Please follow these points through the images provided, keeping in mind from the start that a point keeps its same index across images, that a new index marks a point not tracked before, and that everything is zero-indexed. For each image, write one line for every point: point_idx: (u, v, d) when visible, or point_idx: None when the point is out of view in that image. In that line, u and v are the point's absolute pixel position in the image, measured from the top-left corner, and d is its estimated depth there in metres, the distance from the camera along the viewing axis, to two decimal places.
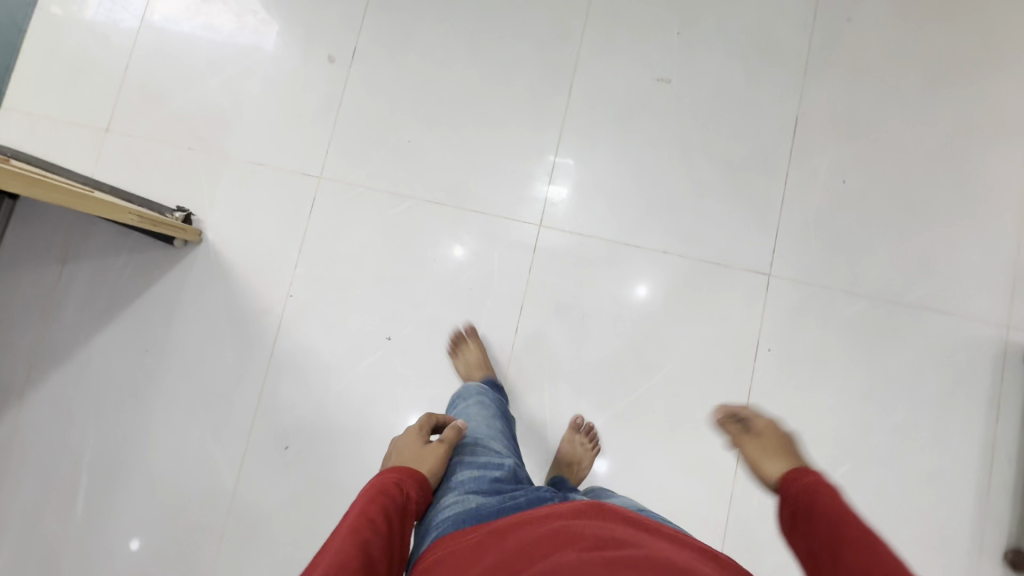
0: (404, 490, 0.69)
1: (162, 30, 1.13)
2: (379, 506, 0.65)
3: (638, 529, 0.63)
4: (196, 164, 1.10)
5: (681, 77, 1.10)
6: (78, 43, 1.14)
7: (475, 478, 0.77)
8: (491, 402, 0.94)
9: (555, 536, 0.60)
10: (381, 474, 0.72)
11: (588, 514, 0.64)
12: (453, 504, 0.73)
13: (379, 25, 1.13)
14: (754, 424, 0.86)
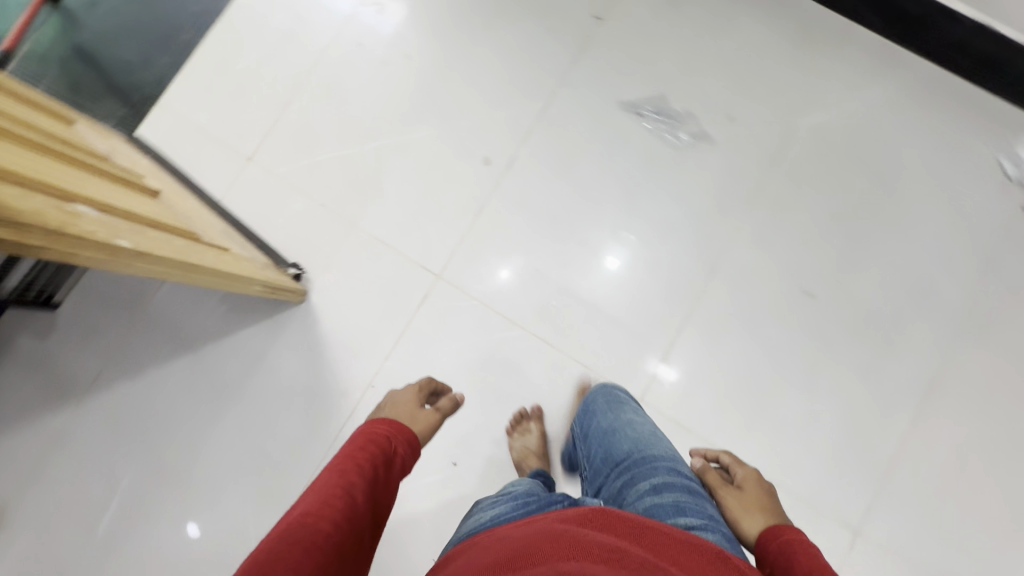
0: (388, 443, 0.67)
1: (334, 76, 1.12)
2: (366, 455, 0.63)
3: (654, 545, 0.46)
4: (324, 222, 1.08)
5: (828, 296, 1.05)
6: (249, 62, 1.13)
7: (494, 499, 0.67)
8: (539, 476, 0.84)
9: (548, 537, 0.46)
10: (374, 423, 0.71)
11: (591, 518, 0.50)
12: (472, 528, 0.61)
13: (543, 145, 1.10)
14: (740, 479, 0.72)
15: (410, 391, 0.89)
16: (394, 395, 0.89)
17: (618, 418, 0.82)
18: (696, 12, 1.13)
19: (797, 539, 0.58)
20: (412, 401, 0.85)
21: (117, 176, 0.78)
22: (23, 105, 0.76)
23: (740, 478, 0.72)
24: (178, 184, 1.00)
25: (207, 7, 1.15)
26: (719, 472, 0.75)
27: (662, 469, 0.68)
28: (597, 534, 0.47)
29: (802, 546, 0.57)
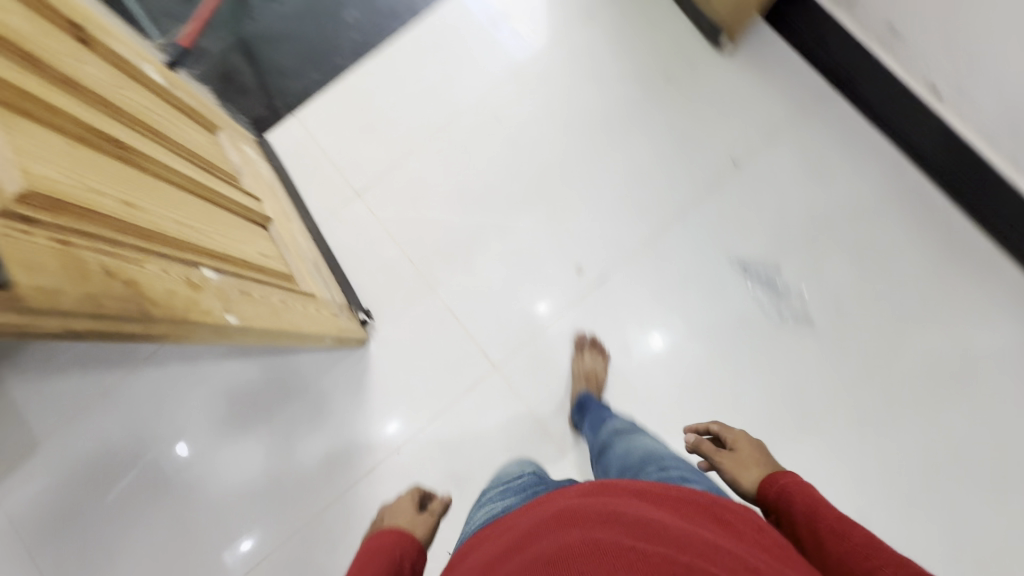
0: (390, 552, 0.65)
1: (460, 141, 1.14)
2: (378, 568, 0.62)
3: (655, 500, 0.48)
4: (405, 277, 1.09)
5: (891, 535, 0.94)
6: (386, 103, 1.16)
7: (504, 490, 0.67)
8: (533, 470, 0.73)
9: (547, 520, 0.46)
10: (375, 536, 0.70)
11: (588, 492, 0.51)
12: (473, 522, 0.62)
13: (638, 271, 1.08)
14: (733, 440, 0.77)
15: (406, 501, 0.89)
16: (394, 505, 0.89)
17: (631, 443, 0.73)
18: (835, 188, 1.08)
19: (789, 486, 0.61)
20: (406, 509, 0.86)
21: (239, 207, 0.81)
22: (179, 122, 0.79)
23: (732, 441, 0.77)
24: (286, 207, 1.05)
25: (365, 40, 1.19)
26: (712, 442, 0.79)
27: (672, 457, 0.66)
28: (597, 501, 0.48)
29: (798, 490, 0.59)
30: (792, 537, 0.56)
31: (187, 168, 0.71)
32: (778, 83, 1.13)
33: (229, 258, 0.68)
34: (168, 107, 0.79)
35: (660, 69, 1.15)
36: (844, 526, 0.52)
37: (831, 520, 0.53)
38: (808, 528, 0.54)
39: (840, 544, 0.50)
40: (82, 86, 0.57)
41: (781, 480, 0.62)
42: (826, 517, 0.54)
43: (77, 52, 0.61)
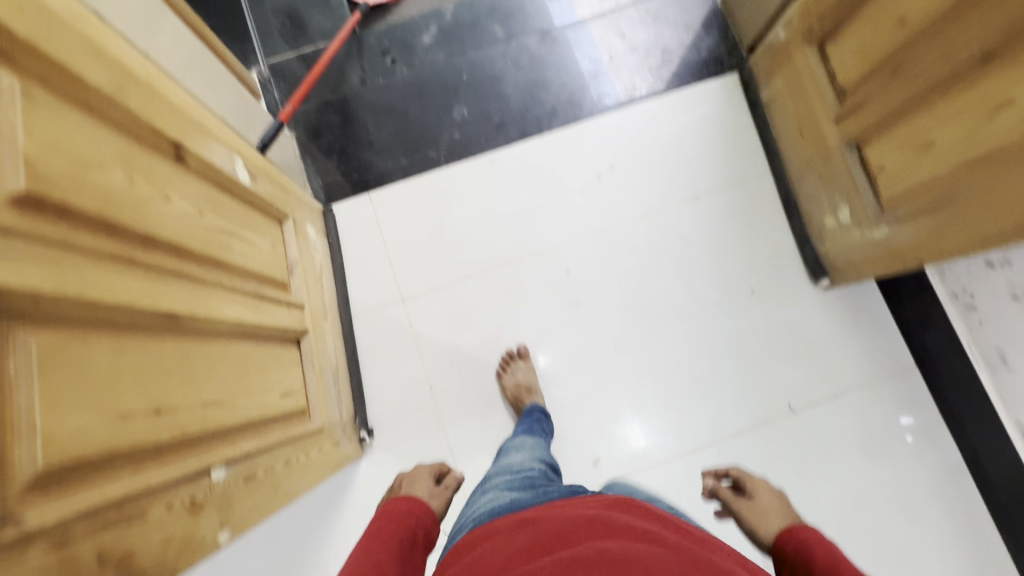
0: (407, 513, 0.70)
1: (522, 281, 1.08)
2: (390, 531, 0.66)
3: (666, 524, 0.58)
4: (420, 405, 1.03)
5: None
6: (463, 215, 1.10)
7: (507, 484, 0.73)
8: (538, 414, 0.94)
9: (581, 525, 0.55)
10: (391, 504, 0.72)
11: (616, 505, 0.61)
12: (489, 488, 0.74)
13: (656, 488, 1.00)
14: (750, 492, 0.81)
15: (424, 478, 0.84)
16: (410, 476, 0.85)
17: None
18: (887, 477, 0.99)
19: (809, 537, 0.66)
20: (427, 483, 0.83)
21: (280, 330, 0.75)
22: (250, 229, 0.74)
23: (751, 489, 0.82)
24: (329, 300, 0.99)
25: (464, 142, 1.13)
26: (729, 489, 0.84)
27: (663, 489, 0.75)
28: (631, 519, 0.57)
29: (815, 543, 0.65)
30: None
31: (239, 304, 0.65)
32: (867, 339, 1.05)
33: (246, 425, 0.61)
34: (244, 209, 0.74)
35: (749, 281, 1.08)
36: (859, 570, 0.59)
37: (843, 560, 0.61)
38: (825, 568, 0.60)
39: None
40: (156, 239, 0.52)
41: (801, 533, 0.68)
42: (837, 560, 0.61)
43: (166, 182, 0.56)
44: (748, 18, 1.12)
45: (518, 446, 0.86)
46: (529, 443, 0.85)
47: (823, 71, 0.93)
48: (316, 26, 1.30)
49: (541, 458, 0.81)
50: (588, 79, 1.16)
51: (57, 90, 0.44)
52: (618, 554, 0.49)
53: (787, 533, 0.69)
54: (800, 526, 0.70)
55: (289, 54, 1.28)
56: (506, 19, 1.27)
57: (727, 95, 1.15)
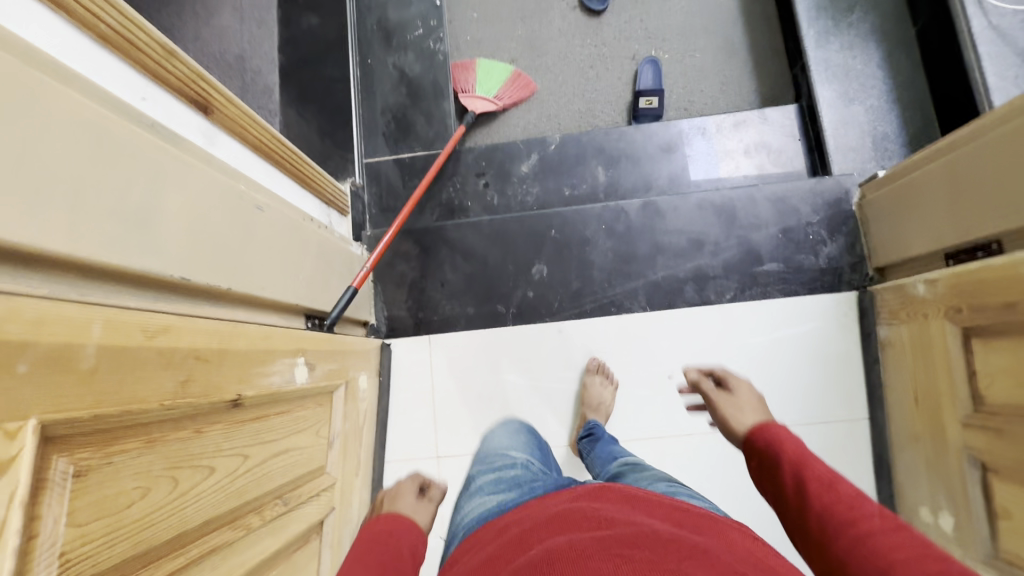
0: (403, 536, 0.80)
1: (561, 471, 1.01)
2: (369, 548, 0.75)
3: (638, 505, 0.61)
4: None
5: None
6: (518, 382, 1.05)
7: (493, 482, 0.83)
8: (524, 433, 1.00)
9: (546, 522, 0.60)
10: (382, 524, 0.83)
11: (589, 497, 0.65)
12: (477, 491, 0.84)
13: None
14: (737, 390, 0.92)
15: (409, 486, 0.95)
16: (392, 494, 0.94)
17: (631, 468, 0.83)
18: None
19: (775, 433, 0.76)
20: (408, 492, 0.93)
21: (302, 536, 0.73)
22: (294, 431, 0.72)
23: (732, 385, 0.94)
24: (364, 452, 0.98)
25: (536, 303, 1.08)
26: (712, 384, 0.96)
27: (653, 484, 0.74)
28: (591, 509, 0.60)
29: (786, 442, 0.74)
30: (780, 478, 0.70)
31: (268, 537, 0.63)
32: None
33: None
34: (295, 409, 0.72)
35: None
36: (830, 478, 0.65)
37: (818, 475, 0.66)
38: (795, 493, 0.66)
39: (828, 490, 0.63)
40: (188, 535, 0.50)
41: (771, 429, 0.78)
42: (815, 473, 0.66)
43: (213, 450, 0.55)
44: (884, 240, 0.99)
45: (501, 443, 0.97)
46: (501, 439, 0.98)
47: (963, 360, 0.79)
48: (419, 132, 1.27)
49: (521, 444, 0.95)
50: (684, 262, 1.07)
51: (113, 441, 0.42)
52: (563, 544, 0.52)
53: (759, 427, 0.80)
54: (772, 424, 0.80)
55: (386, 157, 1.26)
56: (611, 164, 1.21)
57: (839, 317, 1.02)
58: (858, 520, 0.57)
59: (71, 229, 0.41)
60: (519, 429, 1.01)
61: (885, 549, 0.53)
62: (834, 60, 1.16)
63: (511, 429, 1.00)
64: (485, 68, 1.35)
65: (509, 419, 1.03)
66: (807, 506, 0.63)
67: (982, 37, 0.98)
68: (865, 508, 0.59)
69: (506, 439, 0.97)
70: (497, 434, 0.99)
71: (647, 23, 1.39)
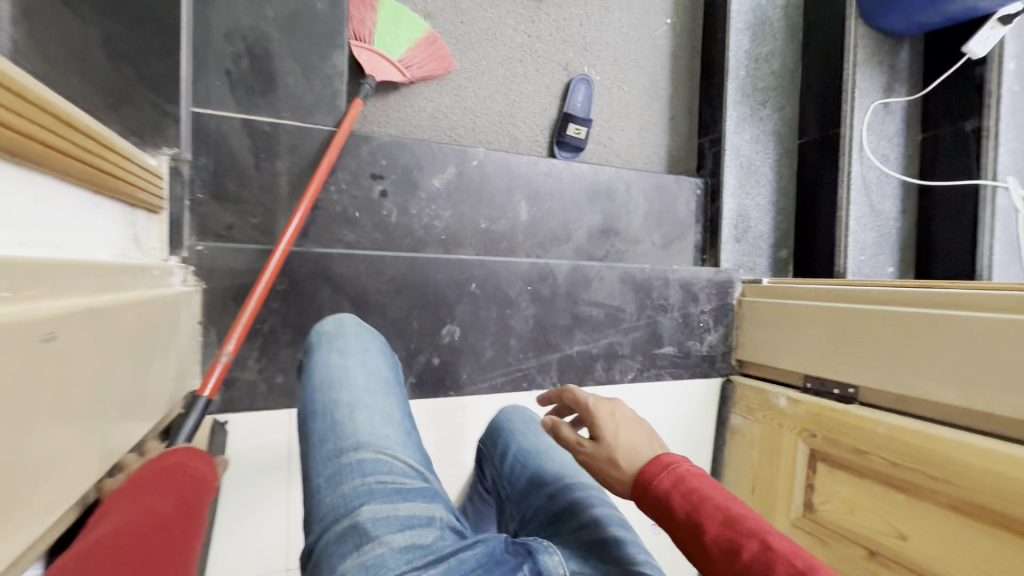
0: (195, 470, 0.49)
1: None
2: (156, 486, 0.43)
3: None
4: None
5: None
6: None
7: (397, 553, 0.50)
8: (384, 369, 0.71)
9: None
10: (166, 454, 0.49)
11: None
12: (372, 554, 0.49)
13: None
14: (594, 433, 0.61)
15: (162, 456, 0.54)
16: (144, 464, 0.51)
17: (541, 441, 0.78)
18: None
19: (660, 479, 0.55)
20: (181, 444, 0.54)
21: None
22: None
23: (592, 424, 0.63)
24: None
25: (441, 373, 0.88)
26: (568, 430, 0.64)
27: (588, 495, 0.68)
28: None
29: (672, 479, 0.55)
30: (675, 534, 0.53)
31: None
32: None
33: None
34: None
35: None
36: (735, 520, 0.51)
37: (715, 537, 0.50)
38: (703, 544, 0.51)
39: (723, 549, 0.50)
40: None
41: (660, 479, 0.55)
42: (708, 515, 0.52)
43: None
44: (754, 341, 1.11)
45: (367, 413, 0.62)
46: (364, 384, 0.66)
47: (804, 472, 0.95)
48: (290, 88, 0.85)
49: (399, 427, 0.64)
50: (598, 338, 1.01)
51: None
52: None
53: (635, 472, 0.58)
54: (648, 463, 0.57)
55: (232, 114, 0.81)
56: (536, 201, 1.04)
57: (705, 402, 1.12)
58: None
59: None
60: (386, 376, 0.70)
61: None
62: (743, 151, 1.22)
63: (374, 379, 0.68)
64: (389, 11, 0.96)
65: (362, 328, 0.75)
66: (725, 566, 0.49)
67: (855, 180, 1.15)
68: (763, 554, 0.48)
69: (375, 411, 0.63)
70: (352, 372, 0.67)
71: (586, 30, 1.21)
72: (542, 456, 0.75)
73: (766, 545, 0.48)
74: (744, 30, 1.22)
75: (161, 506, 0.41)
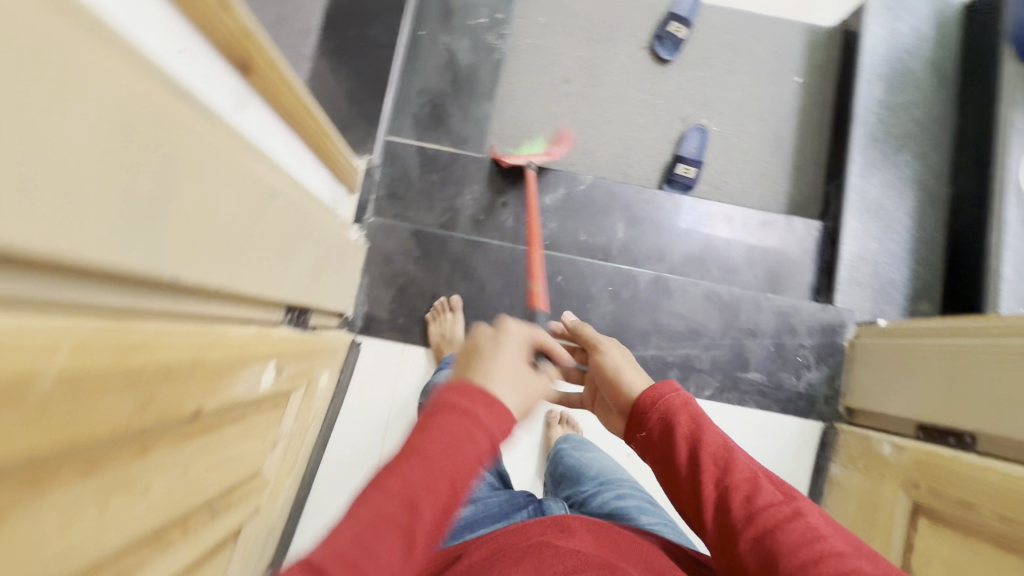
0: (467, 428, 0.47)
1: None
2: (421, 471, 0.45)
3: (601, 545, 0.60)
4: None
5: None
6: None
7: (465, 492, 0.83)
8: None
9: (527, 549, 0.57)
10: (453, 395, 0.49)
11: (557, 526, 0.62)
12: None
13: None
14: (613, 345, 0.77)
15: (517, 335, 0.60)
16: (484, 345, 0.58)
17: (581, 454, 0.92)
18: None
19: (664, 396, 0.66)
20: (507, 350, 0.57)
21: (222, 541, 0.69)
22: (242, 438, 0.66)
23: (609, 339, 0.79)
24: (307, 448, 0.93)
25: None
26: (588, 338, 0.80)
27: (621, 490, 0.82)
28: (568, 537, 0.60)
29: (680, 405, 0.65)
30: (672, 448, 0.62)
31: (186, 552, 0.59)
32: None
33: None
34: (250, 415, 0.66)
35: None
36: (727, 446, 0.61)
37: (712, 452, 0.60)
38: (703, 459, 0.60)
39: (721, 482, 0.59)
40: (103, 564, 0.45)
41: (666, 396, 0.65)
42: (710, 439, 0.61)
43: (152, 471, 0.48)
44: (863, 385, 1.02)
45: None
46: None
47: (904, 529, 0.82)
48: (453, 127, 1.21)
49: None
50: (675, 347, 1.07)
51: (54, 474, 0.36)
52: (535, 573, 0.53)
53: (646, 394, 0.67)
54: (659, 388, 0.67)
55: (412, 142, 1.18)
56: (634, 223, 1.18)
57: (800, 442, 1.04)
58: (756, 504, 0.56)
59: (53, 233, 0.33)
60: None
61: (795, 536, 0.52)
62: (870, 195, 1.18)
63: None
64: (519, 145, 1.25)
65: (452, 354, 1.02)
66: (720, 482, 0.59)
67: (1012, 226, 1.01)
68: (753, 486, 0.57)
69: None
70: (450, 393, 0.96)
71: (706, 89, 1.36)
72: (592, 462, 0.89)
73: (755, 478, 0.58)
74: (877, 80, 1.22)
75: (372, 535, 0.41)
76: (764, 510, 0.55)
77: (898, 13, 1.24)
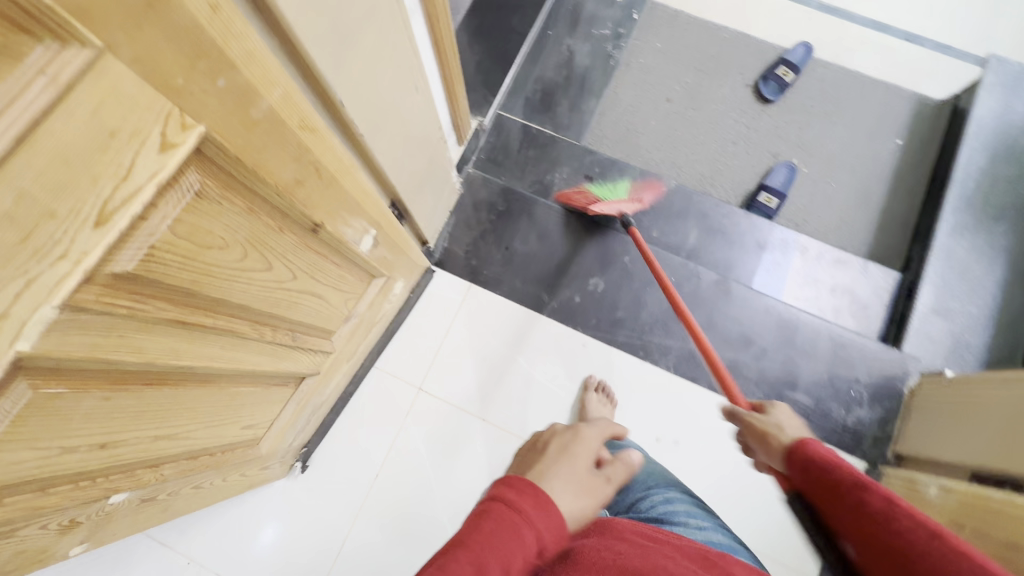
0: (517, 521, 0.43)
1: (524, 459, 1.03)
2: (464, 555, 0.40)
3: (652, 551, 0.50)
4: (360, 480, 1.03)
5: None
6: (523, 363, 1.09)
7: None
8: None
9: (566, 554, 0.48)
10: (498, 489, 0.46)
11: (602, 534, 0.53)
12: None
13: None
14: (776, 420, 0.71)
15: (588, 442, 0.60)
16: (561, 443, 0.59)
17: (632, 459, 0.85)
18: None
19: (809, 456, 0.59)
20: (577, 455, 0.57)
21: (288, 374, 0.78)
22: (332, 285, 0.76)
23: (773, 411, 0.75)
24: (366, 346, 1.03)
25: (578, 310, 1.11)
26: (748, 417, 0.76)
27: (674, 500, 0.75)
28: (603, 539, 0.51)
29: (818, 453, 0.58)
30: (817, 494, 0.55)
31: (267, 355, 0.69)
32: None
33: (183, 453, 0.64)
34: (345, 268, 0.77)
35: None
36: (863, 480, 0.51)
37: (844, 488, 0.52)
38: (842, 500, 0.52)
39: (854, 515, 0.50)
40: (224, 304, 0.55)
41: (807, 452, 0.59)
42: (841, 475, 0.53)
43: (279, 253, 0.59)
44: (917, 432, 0.98)
45: None
46: None
47: None
48: (558, 116, 1.33)
49: None
50: (724, 350, 1.09)
51: (232, 189, 0.47)
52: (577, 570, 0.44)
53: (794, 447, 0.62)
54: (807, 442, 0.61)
55: (519, 119, 1.31)
56: (708, 233, 1.23)
57: None
58: (894, 530, 0.46)
59: (302, 7, 0.45)
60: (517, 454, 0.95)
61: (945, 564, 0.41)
62: (958, 256, 1.16)
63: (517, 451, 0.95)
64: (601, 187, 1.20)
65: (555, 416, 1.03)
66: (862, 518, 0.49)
67: None
68: (888, 515, 0.47)
69: None
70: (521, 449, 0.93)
71: (802, 133, 1.41)
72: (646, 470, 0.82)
73: (888, 501, 0.47)
74: (982, 150, 1.23)
75: None
76: (906, 536, 0.45)
77: (1013, 92, 1.25)
